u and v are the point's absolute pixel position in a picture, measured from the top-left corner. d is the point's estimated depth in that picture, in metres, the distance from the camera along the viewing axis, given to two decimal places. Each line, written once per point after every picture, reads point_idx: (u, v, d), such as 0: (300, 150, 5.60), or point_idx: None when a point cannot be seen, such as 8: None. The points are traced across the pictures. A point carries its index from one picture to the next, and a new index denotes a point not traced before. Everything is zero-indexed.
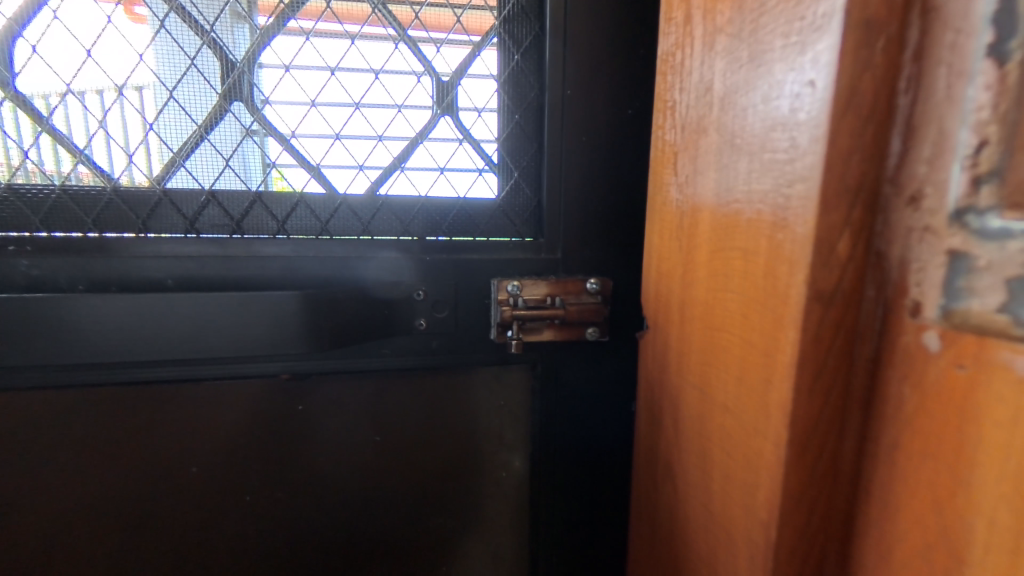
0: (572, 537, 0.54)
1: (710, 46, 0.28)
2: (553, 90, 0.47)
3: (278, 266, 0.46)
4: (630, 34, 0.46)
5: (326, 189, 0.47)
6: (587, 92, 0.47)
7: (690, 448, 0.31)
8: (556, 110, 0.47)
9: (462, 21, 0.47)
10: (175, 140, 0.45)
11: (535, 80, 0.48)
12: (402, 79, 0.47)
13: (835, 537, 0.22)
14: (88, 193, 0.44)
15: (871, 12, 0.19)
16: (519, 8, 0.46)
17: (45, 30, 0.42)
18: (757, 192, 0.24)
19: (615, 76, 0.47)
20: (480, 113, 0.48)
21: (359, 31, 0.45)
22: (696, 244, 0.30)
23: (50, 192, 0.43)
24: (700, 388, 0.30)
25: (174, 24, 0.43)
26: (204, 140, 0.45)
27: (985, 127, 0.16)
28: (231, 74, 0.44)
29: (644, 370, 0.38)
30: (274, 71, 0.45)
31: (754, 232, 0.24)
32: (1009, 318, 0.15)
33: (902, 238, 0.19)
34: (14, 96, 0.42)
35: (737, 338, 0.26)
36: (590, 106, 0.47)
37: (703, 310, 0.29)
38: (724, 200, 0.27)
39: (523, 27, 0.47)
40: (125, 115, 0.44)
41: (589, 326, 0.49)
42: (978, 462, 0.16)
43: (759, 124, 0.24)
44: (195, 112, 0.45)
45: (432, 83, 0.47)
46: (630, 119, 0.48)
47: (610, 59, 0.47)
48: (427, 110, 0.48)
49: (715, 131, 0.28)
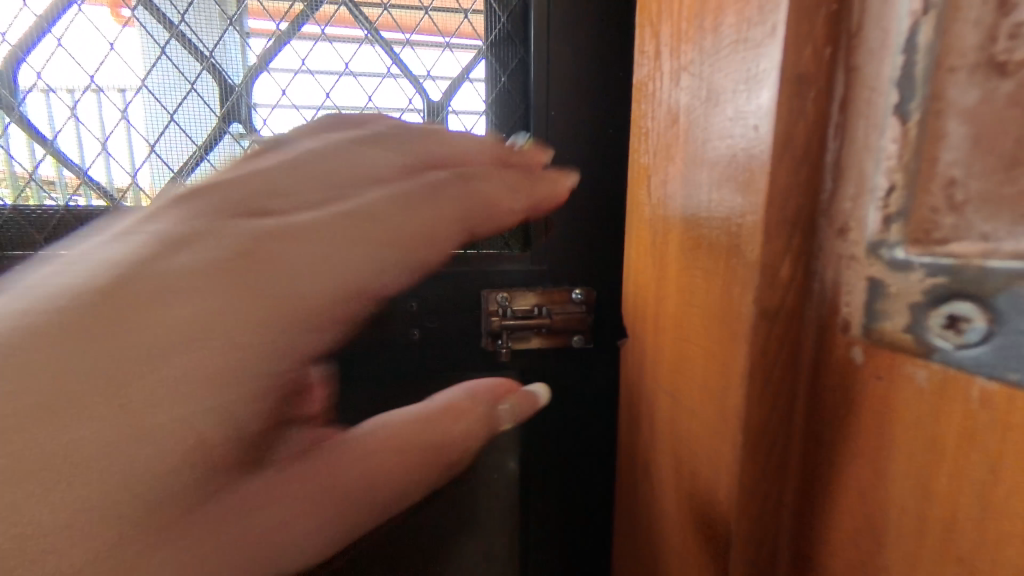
0: (558, 535, 0.57)
1: (677, 82, 0.31)
2: (537, 108, 0.49)
3: None
4: (607, 56, 0.49)
5: None
6: (571, 113, 0.49)
7: (664, 450, 0.34)
8: (540, 127, 0.49)
9: (450, 44, 0.49)
10: (175, 161, 0.47)
11: (520, 99, 0.50)
12: (394, 98, 0.49)
13: (785, 528, 0.25)
14: (90, 212, 0.46)
15: (802, 67, 0.21)
16: (505, 31, 0.49)
17: (48, 57, 0.45)
18: (715, 219, 0.27)
19: (597, 97, 0.50)
20: (469, 132, 0.51)
21: (354, 54, 0.48)
22: (666, 261, 0.33)
23: (54, 212, 0.46)
24: (671, 394, 0.32)
25: (174, 50, 0.45)
26: (204, 160, 0.47)
27: (893, 173, 0.19)
28: (229, 97, 0.46)
29: (624, 376, 0.41)
30: (270, 91, 0.47)
31: (712, 254, 0.27)
32: (912, 337, 0.18)
33: (833, 264, 0.21)
34: (18, 119, 0.45)
35: (700, 349, 0.28)
36: (572, 124, 0.50)
37: (672, 322, 0.32)
38: (689, 223, 0.30)
39: (508, 48, 0.49)
40: (125, 137, 0.46)
41: (574, 334, 0.52)
42: (896, 458, 0.19)
43: (716, 158, 0.27)
44: (195, 133, 0.47)
45: (423, 102, 0.50)
46: (610, 136, 0.50)
47: (591, 80, 0.49)
48: (417, 127, 0.50)
49: (680, 159, 0.31)
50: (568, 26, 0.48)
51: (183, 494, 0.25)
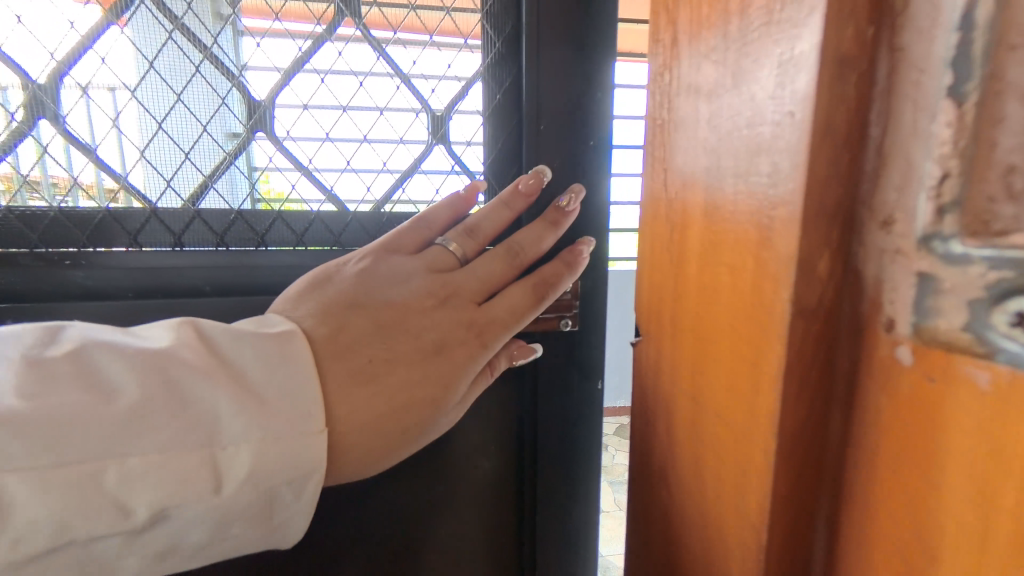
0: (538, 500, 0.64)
1: (697, 69, 0.30)
2: (529, 123, 0.55)
3: (293, 270, 0.55)
4: (592, 78, 0.54)
5: (336, 207, 0.57)
6: (557, 128, 0.55)
7: (683, 453, 0.32)
8: (532, 140, 0.55)
9: (451, 64, 0.56)
10: (206, 166, 0.53)
11: (514, 115, 0.56)
12: (404, 115, 0.57)
13: (820, 535, 0.24)
14: (131, 212, 0.52)
15: (842, 49, 0.20)
16: (500, 57, 0.55)
17: (93, 73, 0.50)
18: (744, 210, 0.25)
19: (581, 116, 0.55)
20: (469, 144, 0.58)
21: (366, 82, 0.56)
22: (686, 257, 0.32)
23: (97, 213, 0.52)
24: (692, 395, 0.31)
25: (207, 71, 0.52)
26: (232, 165, 0.54)
27: (946, 160, 0.18)
28: (255, 112, 0.53)
29: (637, 375, 0.40)
30: (292, 108, 0.54)
31: (740, 248, 0.26)
32: (970, 336, 0.17)
33: (876, 258, 0.20)
34: (63, 131, 0.50)
35: (726, 348, 0.27)
36: (561, 137, 0.55)
37: (692, 320, 0.31)
38: (713, 216, 0.28)
39: (503, 72, 0.55)
40: (161, 146, 0.52)
41: (563, 318, 0.60)
42: (947, 466, 0.18)
43: (744, 147, 0.25)
44: (223, 142, 0.53)
45: (428, 118, 0.57)
46: (593, 151, 0.56)
47: (577, 100, 0.55)
48: (423, 140, 0.58)
49: (702, 150, 0.29)
50: (561, 53, 0.53)
51: (349, 366, 0.43)
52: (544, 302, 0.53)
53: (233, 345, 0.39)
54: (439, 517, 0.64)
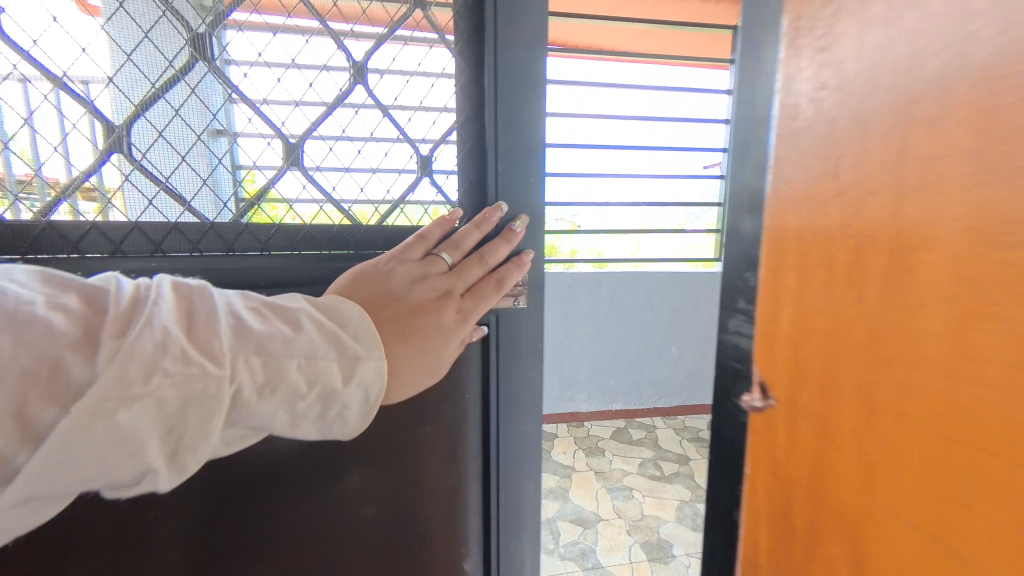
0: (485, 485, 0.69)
1: (834, 47, 0.26)
2: (490, 141, 0.60)
3: (261, 274, 0.57)
4: (540, 105, 0.60)
5: (309, 209, 0.59)
6: (517, 147, 0.61)
7: (860, 505, 0.27)
8: (492, 157, 0.60)
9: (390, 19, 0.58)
10: (185, 180, 0.55)
11: (477, 135, 0.62)
12: (374, 118, 0.60)
13: None
14: (111, 225, 0.53)
15: None
16: (472, 83, 0.60)
17: (71, 95, 0.51)
18: (959, 200, 0.21)
19: (523, 139, 0.61)
20: (437, 148, 0.62)
21: (317, 78, 0.57)
22: (852, 264, 0.26)
23: (78, 227, 0.52)
24: (879, 437, 0.25)
25: (180, 91, 0.54)
26: (204, 180, 0.56)
27: None
28: (224, 128, 0.56)
29: (755, 412, 0.33)
30: (284, 104, 0.56)
31: (958, 250, 0.21)
32: None
33: None
34: (45, 153, 0.51)
35: (944, 380, 0.22)
36: (517, 156, 0.61)
37: (873, 344, 0.25)
38: (900, 211, 0.23)
39: (473, 96, 0.61)
40: (143, 163, 0.54)
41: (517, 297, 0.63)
42: None
43: (931, 129, 0.22)
44: (199, 157, 0.56)
45: (396, 127, 0.61)
46: (530, 177, 0.61)
47: (533, 125, 0.61)
48: (393, 144, 0.61)
49: (843, 137, 0.26)
50: (511, 84, 0.59)
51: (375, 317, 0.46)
52: (502, 292, 0.56)
53: (337, 317, 0.42)
54: (387, 513, 0.65)
